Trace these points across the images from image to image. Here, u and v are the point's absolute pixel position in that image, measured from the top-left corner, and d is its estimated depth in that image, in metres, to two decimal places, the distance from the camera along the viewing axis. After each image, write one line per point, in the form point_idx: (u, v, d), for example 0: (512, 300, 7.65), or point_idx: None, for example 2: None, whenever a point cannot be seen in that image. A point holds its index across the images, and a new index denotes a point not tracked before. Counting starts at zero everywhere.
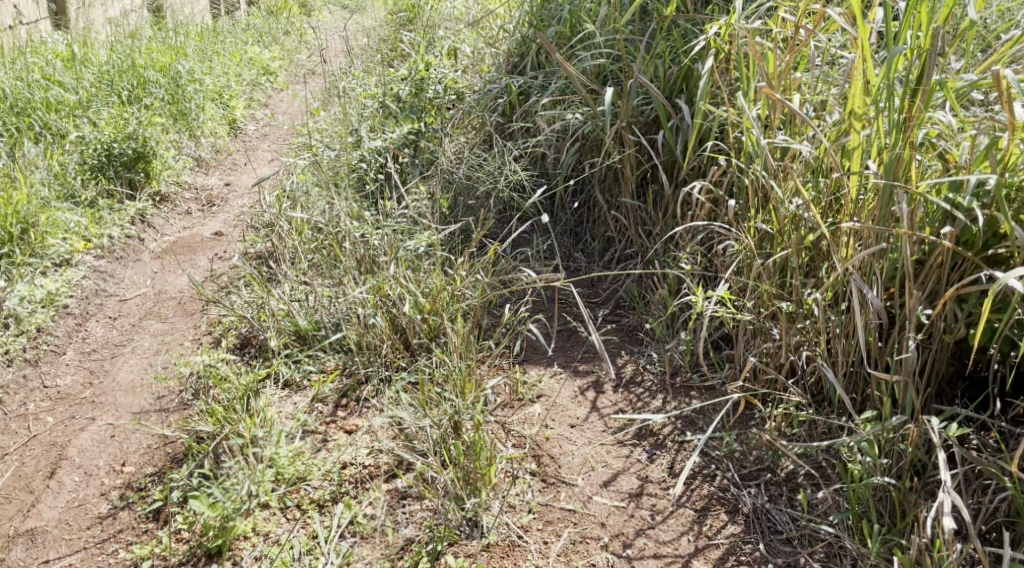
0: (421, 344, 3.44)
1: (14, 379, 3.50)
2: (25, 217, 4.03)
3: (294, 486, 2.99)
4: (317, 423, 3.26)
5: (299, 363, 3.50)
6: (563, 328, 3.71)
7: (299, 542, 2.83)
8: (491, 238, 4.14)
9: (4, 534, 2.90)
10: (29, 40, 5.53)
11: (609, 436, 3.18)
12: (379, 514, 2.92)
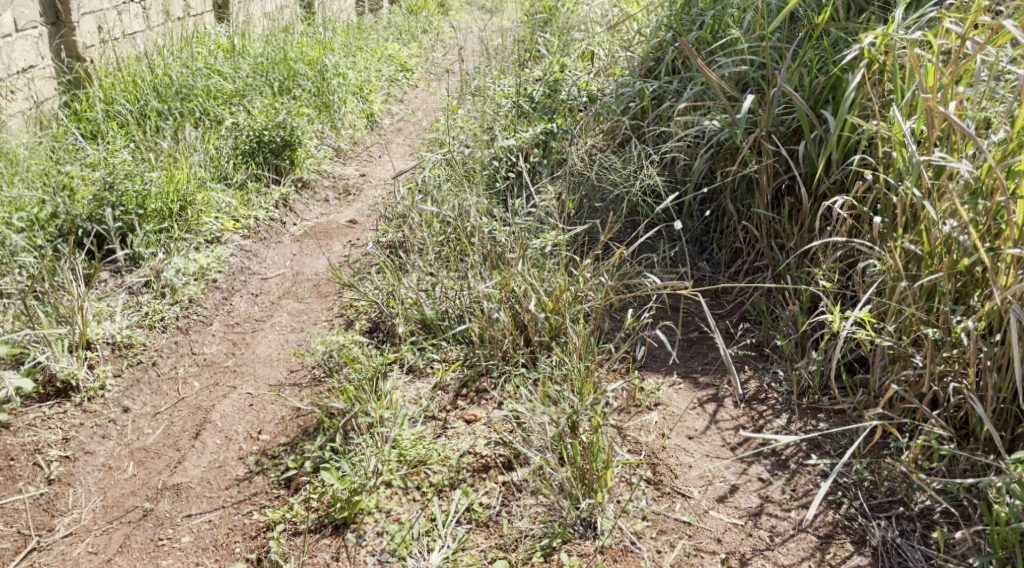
0: (541, 342, 3.46)
1: (168, 343, 3.70)
2: (185, 196, 4.26)
3: (415, 468, 3.06)
4: (438, 410, 3.32)
5: (424, 351, 3.59)
6: (686, 338, 3.69)
7: (419, 523, 2.90)
8: (617, 241, 4.14)
9: (152, 486, 3.08)
10: (194, 30, 5.85)
11: (729, 452, 3.15)
12: (494, 504, 2.96)
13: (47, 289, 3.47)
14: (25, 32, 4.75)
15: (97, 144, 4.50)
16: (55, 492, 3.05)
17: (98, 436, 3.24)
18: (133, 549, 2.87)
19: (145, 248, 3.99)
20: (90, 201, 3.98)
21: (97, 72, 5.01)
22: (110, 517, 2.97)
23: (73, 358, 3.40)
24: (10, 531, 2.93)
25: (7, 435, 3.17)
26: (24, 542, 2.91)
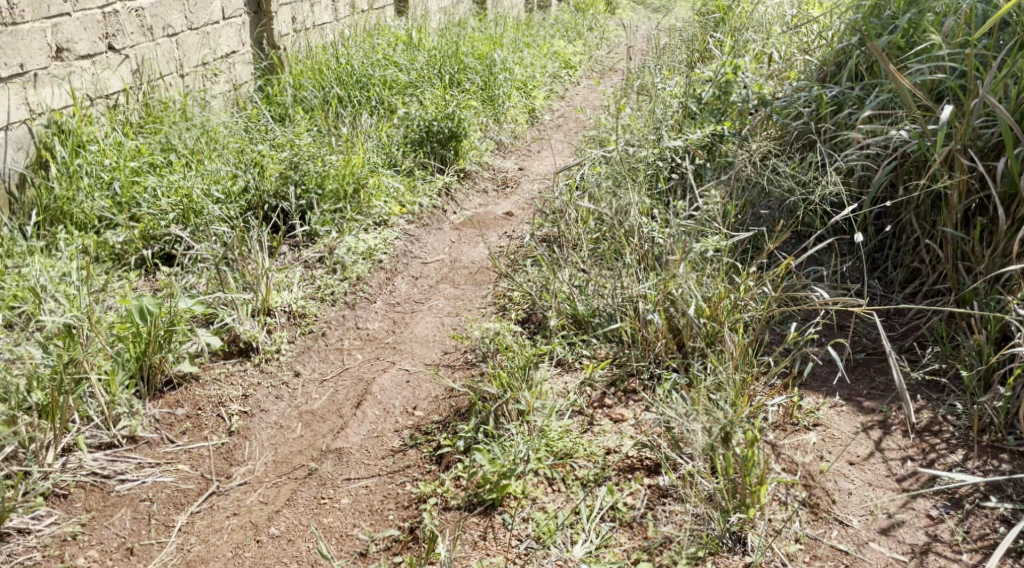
0: (696, 348, 3.39)
1: (336, 317, 3.88)
2: (359, 179, 4.46)
3: (561, 460, 3.06)
4: (586, 405, 3.32)
5: (573, 345, 3.59)
6: (851, 360, 3.56)
7: (563, 514, 2.90)
8: (784, 250, 4.04)
9: (317, 448, 3.23)
10: (376, 23, 6.11)
11: (893, 482, 3.03)
12: (640, 506, 2.93)
13: (237, 256, 3.73)
14: (231, 20, 5.15)
15: (284, 126, 4.79)
16: (234, 443, 3.23)
17: (273, 396, 3.44)
18: (299, 503, 3.00)
19: (322, 226, 4.21)
20: (277, 177, 4.24)
21: (289, 59, 5.35)
22: (280, 472, 3.12)
23: (255, 321, 3.62)
24: (195, 474, 3.10)
25: (196, 385, 3.39)
26: (206, 485, 3.07)
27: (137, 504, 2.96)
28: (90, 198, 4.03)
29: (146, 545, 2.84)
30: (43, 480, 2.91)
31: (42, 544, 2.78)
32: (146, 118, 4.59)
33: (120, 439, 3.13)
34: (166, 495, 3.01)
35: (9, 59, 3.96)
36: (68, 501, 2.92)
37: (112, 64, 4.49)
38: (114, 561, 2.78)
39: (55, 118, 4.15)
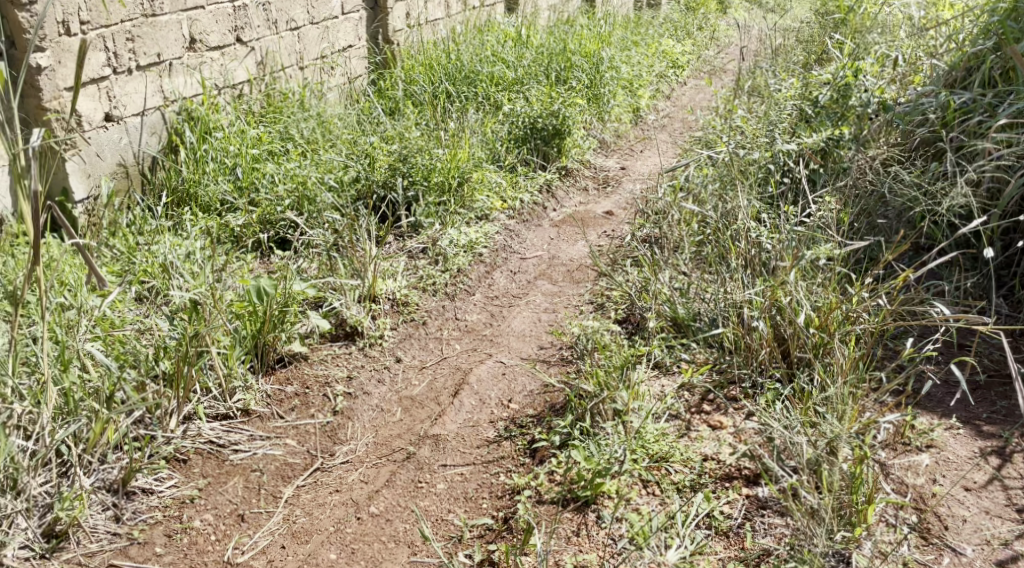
0: (802, 359, 3.30)
1: (436, 307, 3.97)
2: (464, 173, 4.53)
3: (656, 463, 3.04)
4: (683, 410, 3.29)
5: (672, 349, 3.56)
6: (971, 383, 3.45)
7: (658, 518, 2.85)
8: (902, 264, 3.93)
9: (415, 433, 3.31)
10: (488, 20, 6.23)
11: (1012, 512, 2.90)
12: (737, 515, 2.86)
13: (347, 244, 3.87)
14: (350, 16, 5.34)
15: (395, 120, 4.91)
16: (338, 423, 3.34)
17: (375, 379, 3.55)
18: (397, 484, 3.08)
19: (426, 218, 4.30)
20: (386, 169, 4.35)
21: (402, 55, 5.50)
22: (380, 453, 3.22)
23: (361, 307, 3.76)
24: (301, 449, 3.22)
25: (305, 364, 3.54)
26: (312, 460, 3.18)
27: (248, 474, 3.09)
28: (213, 181, 4.23)
29: (255, 514, 2.96)
30: (166, 445, 3.07)
31: (163, 505, 2.93)
32: (266, 108, 4.76)
33: (235, 411, 3.28)
34: (274, 467, 3.14)
35: (147, 49, 4.22)
36: (187, 467, 3.07)
37: (239, 55, 4.71)
38: (226, 526, 2.91)
39: (187, 106, 4.38)
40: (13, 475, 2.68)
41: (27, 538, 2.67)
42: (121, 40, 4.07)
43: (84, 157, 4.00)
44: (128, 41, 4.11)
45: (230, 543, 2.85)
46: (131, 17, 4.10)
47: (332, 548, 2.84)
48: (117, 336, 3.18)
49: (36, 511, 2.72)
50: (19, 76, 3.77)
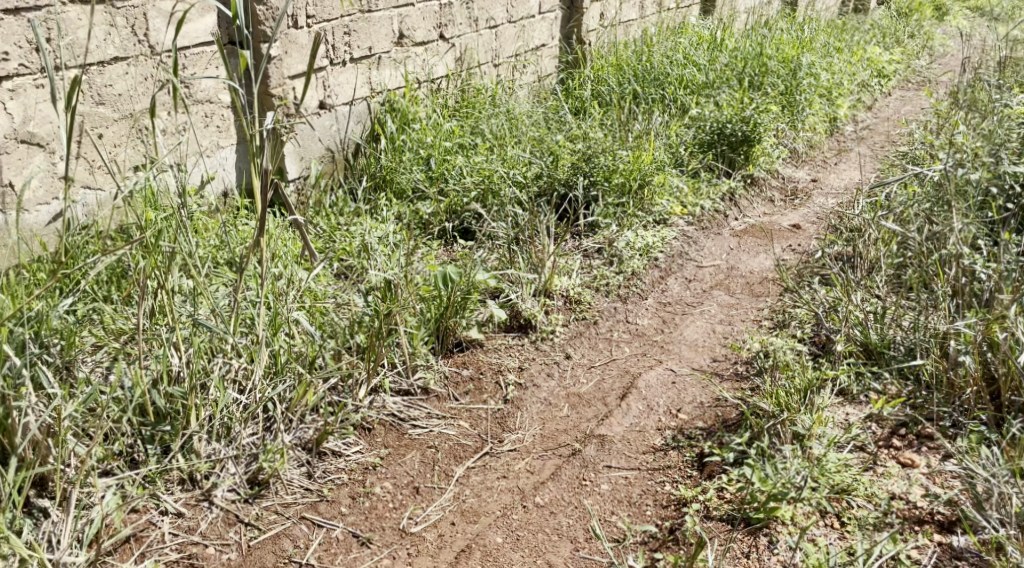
0: (1014, 402, 3.03)
1: (608, 308, 3.97)
2: (645, 175, 4.48)
3: (837, 495, 2.84)
4: (872, 443, 3.09)
5: (862, 377, 3.36)
6: None
7: (836, 554, 2.64)
8: None
9: (581, 431, 3.32)
10: (681, 21, 6.17)
11: None
12: (926, 563, 2.63)
13: (527, 239, 3.95)
14: (546, 15, 5.46)
15: (581, 120, 4.95)
16: (508, 411, 3.41)
17: (545, 373, 3.60)
18: (563, 479, 3.10)
19: (604, 218, 4.30)
20: (568, 168, 4.40)
21: (592, 55, 5.55)
22: (546, 446, 3.25)
23: (536, 301, 3.82)
24: (474, 432, 3.31)
25: (480, 352, 3.63)
26: (482, 445, 3.26)
27: (425, 449, 3.21)
28: (409, 169, 4.39)
29: (430, 488, 3.06)
30: (355, 412, 3.21)
31: (349, 468, 3.08)
32: (460, 103, 4.89)
33: (415, 388, 3.42)
34: (447, 447, 3.23)
35: (361, 42, 4.46)
36: (371, 435, 3.22)
37: (440, 51, 4.91)
38: (403, 496, 3.01)
39: (390, 97, 4.62)
40: (227, 423, 2.93)
41: (235, 482, 2.89)
42: (339, 33, 4.34)
43: (301, 141, 4.30)
44: (345, 35, 4.37)
45: (405, 512, 2.95)
46: (348, 13, 4.35)
47: (498, 531, 2.89)
48: (319, 306, 3.35)
49: (243, 459, 2.94)
50: (258, 66, 4.05)
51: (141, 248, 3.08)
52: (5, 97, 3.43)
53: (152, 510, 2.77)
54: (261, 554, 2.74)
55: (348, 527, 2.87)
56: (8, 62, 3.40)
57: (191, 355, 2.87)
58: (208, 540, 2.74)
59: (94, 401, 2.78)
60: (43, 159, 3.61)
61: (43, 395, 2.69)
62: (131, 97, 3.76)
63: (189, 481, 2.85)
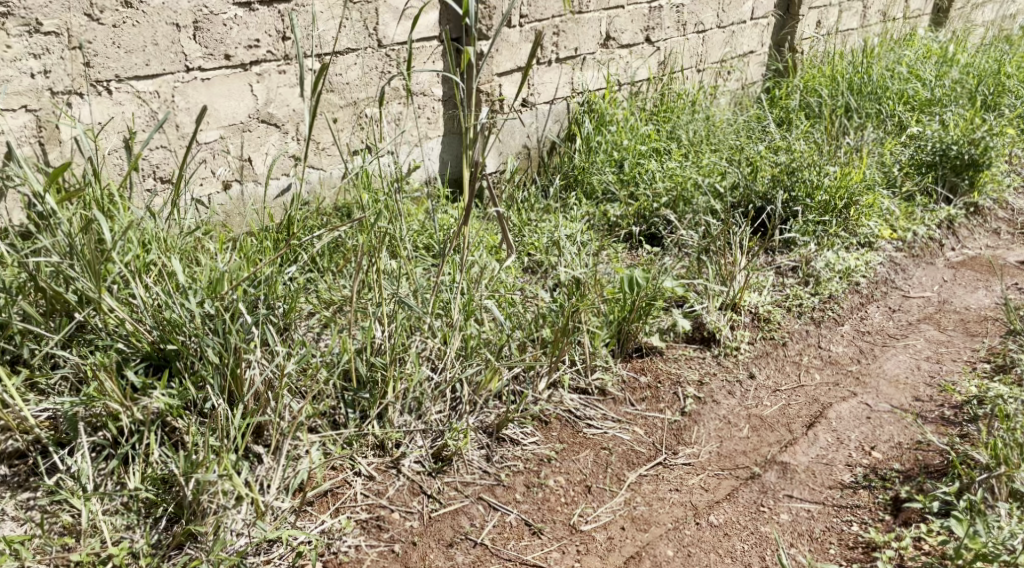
0: None
1: (799, 330, 3.76)
2: (853, 194, 4.21)
3: None
4: None
5: None
6: None
7: None
8: None
9: (762, 455, 3.16)
10: (908, 32, 5.83)
11: None
12: None
13: (718, 249, 3.80)
14: (758, 21, 5.26)
15: (786, 131, 4.75)
16: (685, 424, 3.29)
17: (726, 390, 3.45)
18: (739, 501, 2.97)
19: (802, 235, 4.08)
20: (768, 181, 4.21)
21: (805, 64, 5.32)
22: (722, 465, 3.12)
23: (723, 315, 3.67)
24: (648, 439, 3.22)
25: (660, 360, 3.53)
26: (655, 454, 3.17)
27: (598, 450, 3.15)
28: (601, 169, 4.34)
29: (601, 488, 3.01)
30: (535, 403, 3.21)
31: (524, 457, 3.08)
32: (659, 107, 4.78)
33: (593, 388, 3.36)
34: (621, 452, 3.16)
35: (568, 43, 4.45)
36: (548, 429, 3.20)
37: (645, 54, 4.82)
38: (575, 492, 2.99)
39: (590, 98, 4.57)
40: (419, 397, 3.04)
41: (422, 454, 2.98)
42: (549, 34, 4.34)
43: (501, 136, 4.39)
44: (554, 35, 4.36)
45: (576, 509, 2.93)
46: (559, 14, 4.34)
47: (669, 544, 2.81)
48: (507, 297, 3.35)
49: (430, 434, 3.03)
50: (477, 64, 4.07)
51: (359, 227, 3.27)
52: (253, 80, 3.64)
53: (348, 470, 2.89)
54: (440, 527, 2.81)
55: (521, 515, 2.89)
56: (258, 48, 3.62)
57: (393, 329, 3.00)
58: (394, 506, 2.84)
59: (308, 362, 2.93)
60: (278, 138, 3.80)
61: (267, 351, 2.88)
62: (356, 86, 3.89)
63: (381, 447, 2.97)
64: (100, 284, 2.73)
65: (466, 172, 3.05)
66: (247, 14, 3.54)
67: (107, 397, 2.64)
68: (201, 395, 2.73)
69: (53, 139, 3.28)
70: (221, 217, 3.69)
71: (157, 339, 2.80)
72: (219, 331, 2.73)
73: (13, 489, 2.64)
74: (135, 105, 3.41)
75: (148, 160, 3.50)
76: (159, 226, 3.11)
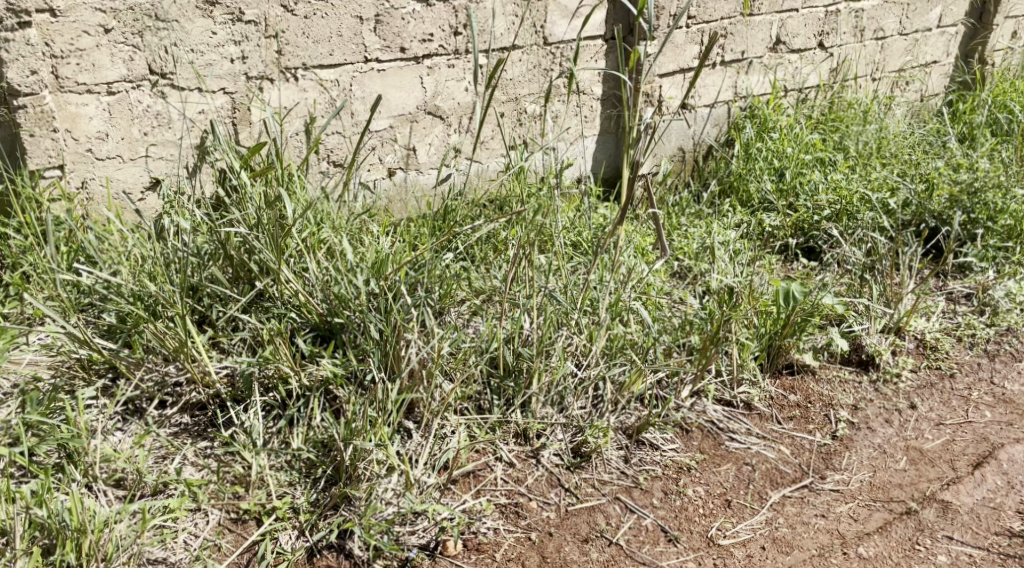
0: None
1: (970, 362, 3.52)
2: None
3: None
4: None
5: None
6: None
7: None
8: None
9: (921, 490, 2.96)
10: None
11: None
12: None
13: (885, 269, 3.61)
14: (945, 30, 4.96)
15: (968, 148, 4.47)
16: (835, 449, 3.12)
17: (883, 418, 3.25)
18: (892, 536, 2.78)
19: (979, 261, 3.83)
20: (945, 200, 3.94)
21: (995, 78, 5.00)
22: (875, 495, 2.93)
23: (884, 338, 3.47)
24: (794, 461, 3.07)
25: (812, 379, 3.37)
26: (801, 476, 3.01)
27: (740, 465, 3.02)
28: (759, 178, 4.15)
29: (742, 504, 2.88)
30: (676, 410, 3.12)
31: (663, 463, 2.99)
32: (828, 115, 4.55)
33: (738, 402, 3.23)
34: (764, 470, 3.02)
35: (735, 46, 4.30)
36: (688, 437, 3.09)
37: (816, 60, 4.61)
38: (714, 505, 2.87)
39: (754, 103, 4.41)
40: (561, 392, 3.00)
41: (561, 448, 2.95)
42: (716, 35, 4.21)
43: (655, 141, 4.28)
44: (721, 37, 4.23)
45: (714, 522, 2.81)
46: (729, 15, 4.21)
47: None
48: (655, 300, 3.28)
49: (570, 429, 2.98)
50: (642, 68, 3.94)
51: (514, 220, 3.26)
52: (423, 73, 3.67)
53: (489, 454, 2.89)
54: (576, 521, 2.77)
55: (658, 520, 2.80)
56: (431, 43, 3.64)
57: (542, 322, 2.99)
58: (531, 494, 2.82)
59: (459, 347, 2.95)
60: (442, 130, 3.81)
61: (424, 332, 2.92)
62: (519, 82, 3.85)
63: (523, 436, 2.95)
64: (280, 256, 2.85)
65: (625, 173, 2.97)
66: (424, 8, 3.57)
67: (280, 360, 2.81)
68: (362, 367, 2.82)
69: (245, 120, 3.44)
70: (385, 202, 3.74)
71: (325, 311, 2.92)
72: (381, 309, 2.85)
73: (193, 437, 2.79)
74: (317, 92, 3.49)
75: (324, 145, 3.59)
76: (331, 206, 3.21)
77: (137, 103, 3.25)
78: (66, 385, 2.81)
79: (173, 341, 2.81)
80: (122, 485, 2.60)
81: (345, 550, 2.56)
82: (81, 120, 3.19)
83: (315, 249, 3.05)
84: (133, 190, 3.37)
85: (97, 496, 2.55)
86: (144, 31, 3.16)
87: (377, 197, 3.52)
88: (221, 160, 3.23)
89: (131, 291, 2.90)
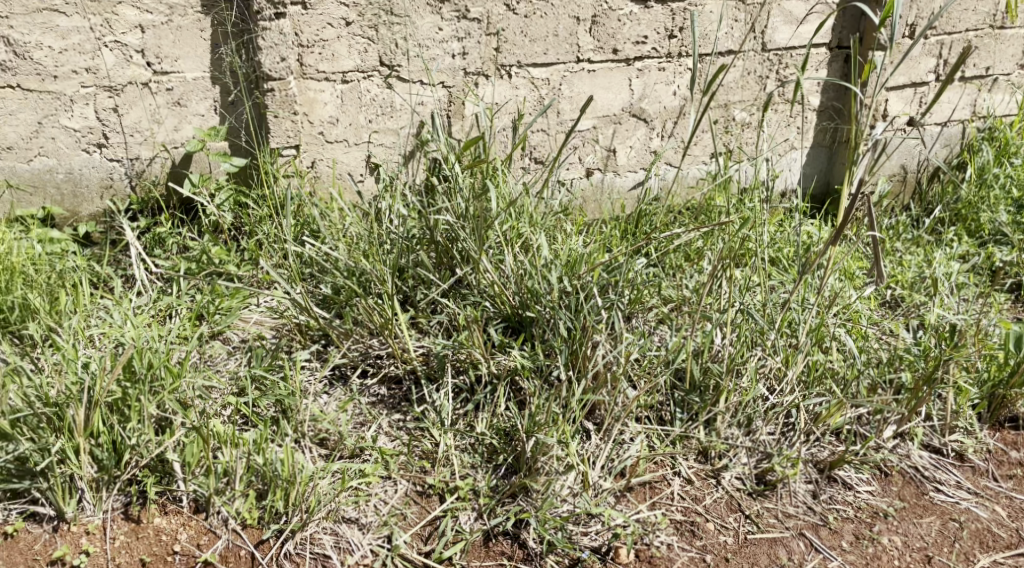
0: None
1: None
2: None
3: None
4: None
5: None
6: None
7: None
8: None
9: None
10: None
11: None
12: None
13: None
14: None
15: None
16: None
17: None
18: None
19: None
20: None
21: None
22: None
23: None
24: (1010, 524, 2.76)
25: None
26: (1017, 542, 2.71)
27: (946, 520, 2.76)
28: (993, 207, 3.78)
29: (944, 564, 2.64)
30: (877, 450, 2.89)
31: (857, 505, 2.78)
32: None
33: (948, 449, 2.95)
34: (974, 529, 2.74)
35: (980, 60, 3.94)
36: (888, 482, 2.86)
37: None
38: (912, 559, 2.64)
39: (994, 125, 4.03)
40: (749, 414, 2.86)
41: (744, 472, 2.81)
42: (957, 48, 3.87)
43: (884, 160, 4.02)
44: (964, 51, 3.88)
45: None
46: (976, 27, 3.85)
47: None
48: (861, 329, 3.07)
49: (756, 454, 2.84)
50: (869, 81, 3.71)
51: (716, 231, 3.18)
52: (632, 75, 3.63)
53: (667, 467, 2.81)
54: (755, 551, 2.63)
55: (845, 565, 2.61)
56: (644, 45, 3.59)
57: (734, 338, 2.89)
58: (709, 516, 2.71)
59: (645, 354, 2.90)
60: (644, 133, 3.75)
61: (612, 335, 2.89)
62: (729, 89, 3.72)
63: (704, 455, 2.84)
64: (481, 246, 2.92)
65: (845, 202, 2.78)
66: (641, 10, 3.53)
67: (473, 345, 2.89)
68: (548, 362, 2.84)
69: (459, 113, 3.54)
70: (580, 202, 3.76)
71: (518, 304, 2.96)
72: (573, 308, 2.87)
73: (389, 408, 2.91)
74: (528, 90, 3.56)
75: (529, 142, 3.64)
76: (532, 201, 3.25)
77: (366, 92, 3.44)
78: (286, 345, 3.04)
79: (379, 317, 2.96)
80: (325, 445, 2.76)
81: (519, 539, 2.59)
82: (317, 105, 3.41)
83: (512, 243, 3.11)
84: (354, 172, 3.57)
85: (305, 451, 2.71)
86: (379, 25, 3.34)
87: (574, 197, 3.52)
88: (435, 150, 3.36)
89: (346, 264, 3.06)
